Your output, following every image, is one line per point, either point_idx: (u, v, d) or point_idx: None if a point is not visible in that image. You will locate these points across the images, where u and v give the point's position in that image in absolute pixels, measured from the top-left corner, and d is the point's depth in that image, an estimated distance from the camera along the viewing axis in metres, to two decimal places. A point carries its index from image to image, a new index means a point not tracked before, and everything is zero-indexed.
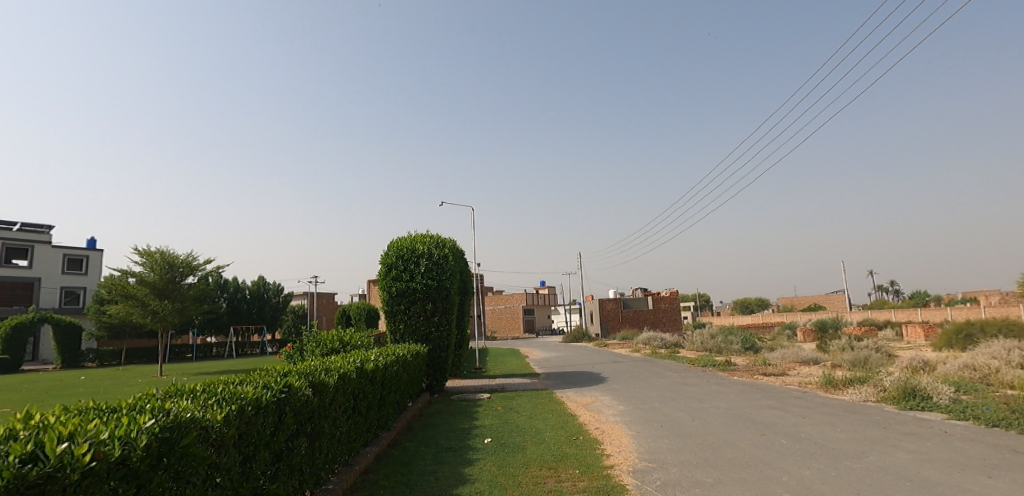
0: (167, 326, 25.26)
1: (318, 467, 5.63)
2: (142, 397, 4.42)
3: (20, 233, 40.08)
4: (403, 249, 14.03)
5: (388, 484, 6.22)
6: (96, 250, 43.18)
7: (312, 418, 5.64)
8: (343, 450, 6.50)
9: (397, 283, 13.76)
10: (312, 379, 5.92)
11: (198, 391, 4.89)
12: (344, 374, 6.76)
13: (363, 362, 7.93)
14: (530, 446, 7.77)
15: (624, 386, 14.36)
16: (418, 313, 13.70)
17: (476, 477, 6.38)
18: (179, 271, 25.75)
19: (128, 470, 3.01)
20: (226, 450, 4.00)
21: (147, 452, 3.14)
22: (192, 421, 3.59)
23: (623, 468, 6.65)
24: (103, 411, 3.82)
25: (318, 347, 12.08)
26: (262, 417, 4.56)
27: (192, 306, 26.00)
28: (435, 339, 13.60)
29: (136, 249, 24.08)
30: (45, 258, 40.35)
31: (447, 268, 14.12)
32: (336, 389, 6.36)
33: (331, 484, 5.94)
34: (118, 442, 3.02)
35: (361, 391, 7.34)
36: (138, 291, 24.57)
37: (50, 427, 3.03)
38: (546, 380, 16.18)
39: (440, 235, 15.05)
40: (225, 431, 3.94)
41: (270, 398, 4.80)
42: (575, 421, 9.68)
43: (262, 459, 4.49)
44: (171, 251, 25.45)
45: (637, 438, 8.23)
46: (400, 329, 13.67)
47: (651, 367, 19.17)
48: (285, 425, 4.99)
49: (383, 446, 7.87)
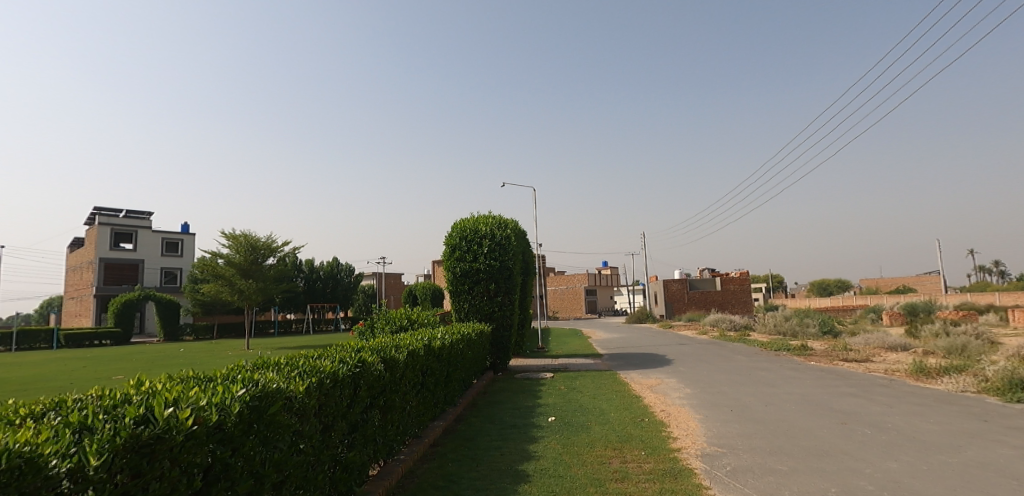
0: (252, 303, 26.97)
1: (390, 438, 5.91)
2: (234, 368, 4.78)
3: (124, 219, 43.72)
4: (466, 230, 14.25)
5: (455, 458, 6.45)
6: (190, 235, 46.47)
7: (385, 392, 5.91)
8: (413, 424, 6.78)
9: (460, 264, 14.02)
10: (384, 355, 6.19)
11: (282, 363, 5.24)
12: (412, 350, 7.02)
13: (430, 340, 8.19)
14: (594, 426, 7.79)
15: (691, 368, 14.08)
16: (482, 293, 13.92)
17: (540, 454, 6.48)
18: (261, 253, 27.26)
19: (224, 433, 3.28)
20: (308, 419, 4.26)
21: (240, 418, 3.42)
22: (277, 392, 3.87)
23: (691, 452, 6.56)
24: (201, 380, 4.15)
25: (387, 324, 12.56)
26: (339, 390, 4.82)
27: (272, 285, 27.52)
28: (498, 319, 13.81)
29: (223, 232, 25.75)
30: (147, 242, 43.80)
31: (510, 249, 14.22)
32: (405, 365, 6.60)
33: (403, 455, 6.26)
34: (215, 409, 3.30)
35: (429, 368, 7.60)
36: (226, 271, 26.31)
37: (158, 393, 3.34)
38: (609, 361, 16.09)
39: (502, 216, 15.14)
40: (307, 402, 4.22)
41: (345, 372, 5.06)
42: (639, 402, 9.62)
43: (340, 429, 4.77)
44: (253, 234, 27.00)
45: (705, 422, 8.09)
46: (464, 309, 13.95)
47: (719, 350, 18.69)
48: (360, 397, 5.25)
49: (450, 421, 8.14)
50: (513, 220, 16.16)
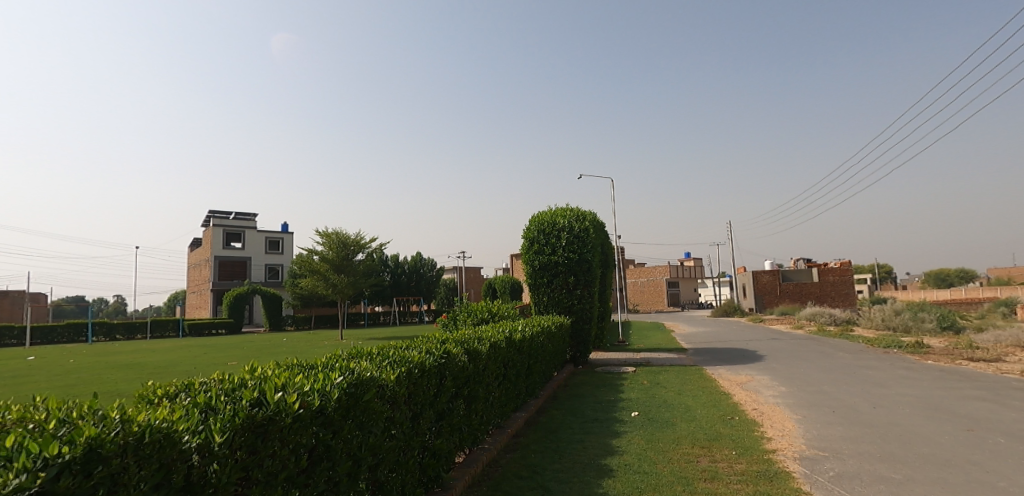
0: (344, 297, 28.49)
1: (474, 427, 6.09)
2: (332, 357, 5.12)
3: (233, 221, 47.54)
4: (544, 224, 14.30)
5: (538, 449, 6.55)
6: (289, 233, 49.69)
7: (469, 382, 6.10)
8: (496, 414, 6.95)
9: (539, 257, 14.11)
10: (467, 346, 6.38)
11: (375, 353, 5.54)
12: (494, 342, 7.17)
13: (511, 333, 8.33)
14: (680, 423, 7.64)
15: (786, 365, 13.40)
16: (561, 286, 13.94)
17: (624, 449, 6.46)
18: (351, 249, 28.70)
19: (326, 417, 3.54)
20: (399, 407, 4.49)
21: (339, 404, 3.68)
22: (371, 380, 4.12)
23: (788, 454, 6.29)
24: (304, 367, 4.49)
25: (469, 317, 12.88)
26: (426, 379, 5.04)
27: (362, 280, 28.92)
28: (578, 312, 13.78)
29: (317, 230, 27.37)
30: (254, 241, 47.31)
31: (588, 241, 14.12)
32: (488, 357, 6.77)
33: (487, 444, 6.44)
34: (317, 394, 3.57)
35: (510, 360, 7.74)
36: (321, 267, 27.95)
37: (269, 378, 3.65)
38: (695, 356, 15.64)
39: (580, 208, 15.06)
40: (398, 390, 4.45)
41: (432, 362, 5.28)
42: (729, 400, 9.31)
43: (428, 417, 4.98)
44: (344, 232, 28.46)
45: (804, 423, 7.70)
46: (543, 301, 14.04)
47: (819, 346, 17.62)
48: (445, 387, 5.45)
49: (531, 413, 8.26)
50: (591, 212, 16.01)
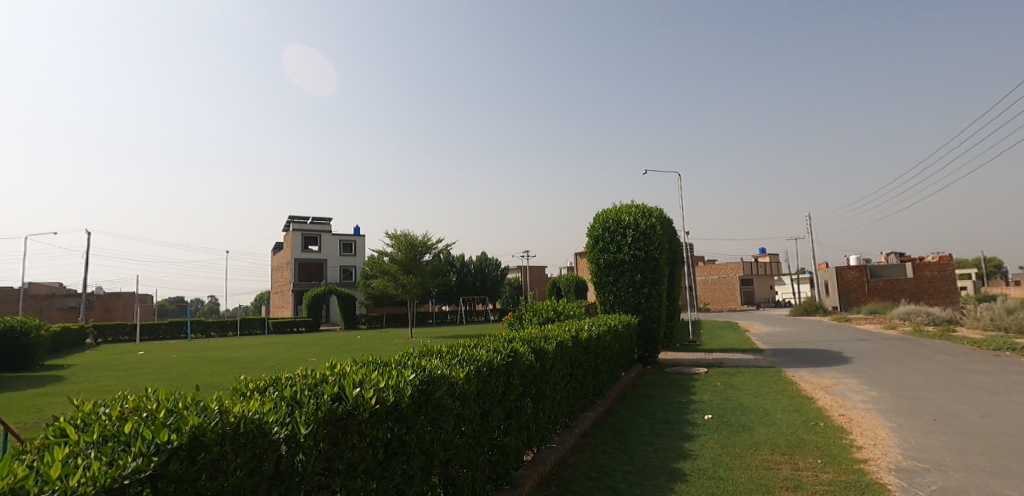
0: (414, 296, 29.31)
1: (542, 426, 6.14)
2: (404, 354, 5.29)
3: (311, 226, 50.00)
4: (609, 221, 14.15)
5: (606, 450, 6.52)
6: (361, 236, 51.64)
7: (536, 382, 6.15)
8: (563, 414, 6.97)
9: (604, 255, 13.98)
10: (534, 345, 6.43)
11: (444, 351, 5.69)
12: (561, 342, 7.19)
13: (577, 332, 8.32)
14: (758, 428, 7.36)
15: (876, 368, 12.60)
16: (627, 285, 13.76)
17: (697, 453, 6.31)
18: (419, 250, 29.47)
19: (400, 413, 3.68)
20: (469, 404, 4.60)
21: (412, 400, 3.81)
22: (442, 378, 4.24)
23: (881, 464, 5.93)
24: (379, 364, 4.68)
25: (534, 316, 12.94)
26: (494, 377, 5.13)
27: (430, 280, 29.65)
28: (646, 311, 13.56)
29: (386, 232, 28.32)
30: (330, 244, 49.45)
31: (655, 238, 13.84)
32: (555, 356, 6.80)
33: (555, 443, 6.46)
34: (392, 390, 3.72)
35: (577, 359, 7.73)
36: (391, 268, 28.90)
37: (347, 375, 3.84)
38: (773, 357, 15.00)
39: (646, 204, 14.79)
40: (467, 388, 4.55)
41: (500, 361, 5.36)
42: (812, 404, 8.88)
43: (496, 415, 5.06)
44: (412, 233, 29.27)
45: (898, 431, 7.23)
46: (610, 300, 13.90)
47: (913, 348, 16.42)
48: (513, 386, 5.52)
49: (599, 413, 8.21)
50: (658, 209, 15.68)
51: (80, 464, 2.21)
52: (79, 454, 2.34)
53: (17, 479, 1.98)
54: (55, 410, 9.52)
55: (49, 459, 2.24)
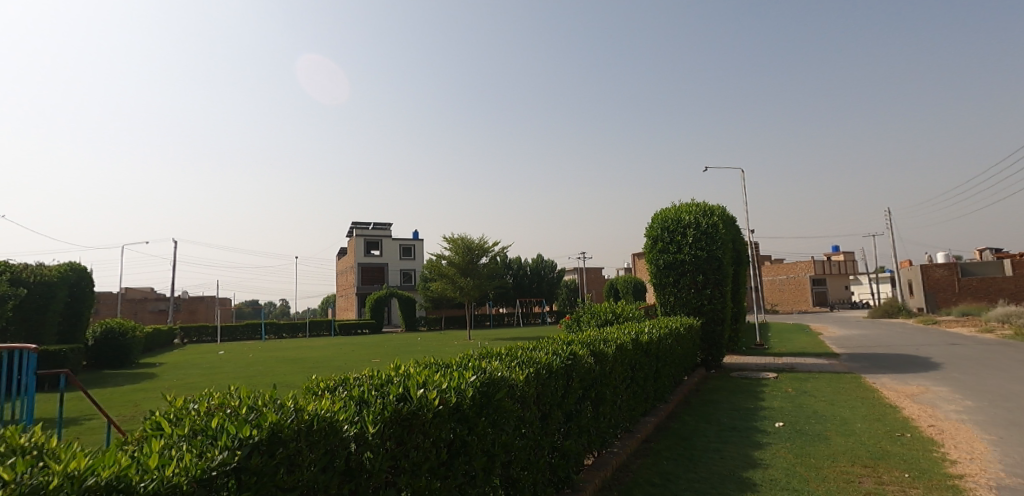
0: (471, 299, 29.65)
1: (602, 430, 6.06)
2: (464, 356, 5.35)
3: (372, 231, 51.55)
4: (668, 221, 13.83)
5: (670, 456, 6.37)
6: (420, 240, 52.72)
7: (596, 385, 6.07)
8: (624, 418, 6.86)
9: (664, 256, 13.66)
10: (593, 348, 6.37)
11: (504, 353, 5.72)
12: (621, 345, 7.08)
13: (638, 334, 8.18)
14: (836, 438, 6.99)
15: (968, 376, 11.70)
16: (689, 285, 13.40)
17: (769, 462, 6.06)
18: (475, 253, 29.78)
19: (461, 413, 3.72)
20: (528, 407, 4.60)
21: (473, 401, 3.85)
22: (502, 380, 4.26)
23: (977, 481, 5.51)
24: (440, 365, 4.75)
25: (593, 318, 12.81)
26: (554, 380, 5.11)
27: (486, 282, 29.91)
28: (709, 313, 13.16)
29: (443, 236, 28.81)
30: (390, 248, 50.79)
31: (718, 238, 13.38)
32: (615, 359, 6.70)
33: (616, 448, 6.37)
34: (453, 392, 3.76)
35: (638, 363, 7.59)
36: (449, 271, 29.36)
37: (411, 376, 3.92)
38: (850, 363, 14.21)
39: (707, 203, 14.35)
40: (527, 390, 4.55)
41: (559, 364, 5.34)
42: (896, 413, 8.34)
43: (556, 418, 5.03)
44: (468, 237, 29.63)
45: (997, 445, 6.69)
46: (670, 302, 13.57)
47: (1011, 354, 15.13)
48: (573, 389, 5.48)
49: (662, 418, 8.03)
50: (720, 207, 15.18)
51: (174, 455, 2.36)
52: (173, 446, 2.49)
53: (122, 467, 2.13)
54: (149, 405, 10.26)
55: (147, 450, 2.40)
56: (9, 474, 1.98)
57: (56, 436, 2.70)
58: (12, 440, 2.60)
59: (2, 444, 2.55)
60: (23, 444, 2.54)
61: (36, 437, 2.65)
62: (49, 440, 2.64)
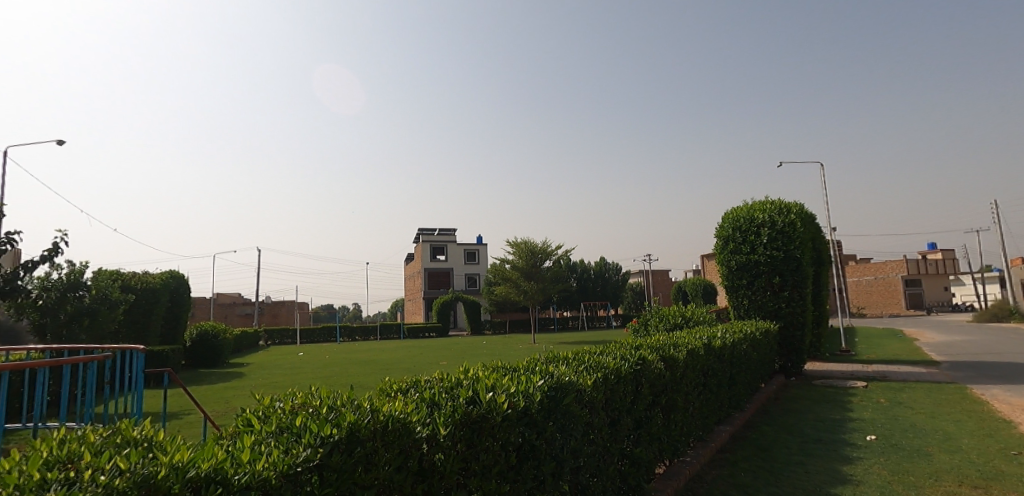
0: (536, 303, 29.65)
1: (674, 438, 5.86)
2: (531, 360, 5.32)
3: (438, 236, 52.60)
4: (740, 220, 13.29)
5: (748, 468, 6.08)
6: (484, 244, 53.30)
7: (666, 391, 5.88)
8: (697, 426, 6.61)
9: (735, 257, 13.14)
10: (663, 353, 6.18)
11: (571, 358, 5.64)
12: (692, 350, 6.83)
13: (710, 339, 7.87)
14: (937, 454, 6.44)
15: None
16: (764, 288, 12.79)
17: (859, 478, 5.66)
18: (539, 256, 29.76)
19: (530, 418, 3.69)
20: (597, 412, 4.50)
21: (541, 405, 3.81)
22: (570, 384, 4.19)
23: None
24: (507, 369, 4.74)
25: (661, 322, 12.47)
26: (622, 385, 4.98)
27: (550, 286, 29.82)
28: (786, 316, 12.53)
29: (507, 240, 28.99)
30: (455, 253, 51.67)
31: (795, 237, 12.72)
32: (686, 365, 6.47)
33: (689, 457, 6.15)
34: (522, 396, 3.73)
35: (711, 369, 7.31)
36: (513, 275, 29.48)
37: (480, 379, 3.93)
38: (950, 372, 13.10)
39: (783, 200, 13.69)
40: (595, 396, 4.46)
41: (628, 369, 5.21)
42: (1007, 429, 7.60)
43: (626, 424, 4.91)
44: (532, 241, 29.65)
45: None
46: (744, 305, 13.03)
47: None
48: (642, 395, 5.33)
49: (738, 427, 7.70)
50: (798, 205, 14.42)
51: (264, 450, 2.45)
52: (261, 442, 2.60)
53: (217, 460, 2.23)
54: (240, 402, 10.91)
55: (240, 445, 2.50)
56: (123, 463, 2.10)
57: (161, 431, 2.88)
58: (125, 433, 2.79)
59: (117, 436, 2.75)
60: (135, 436, 2.72)
61: (144, 431, 2.83)
62: (156, 434, 2.82)
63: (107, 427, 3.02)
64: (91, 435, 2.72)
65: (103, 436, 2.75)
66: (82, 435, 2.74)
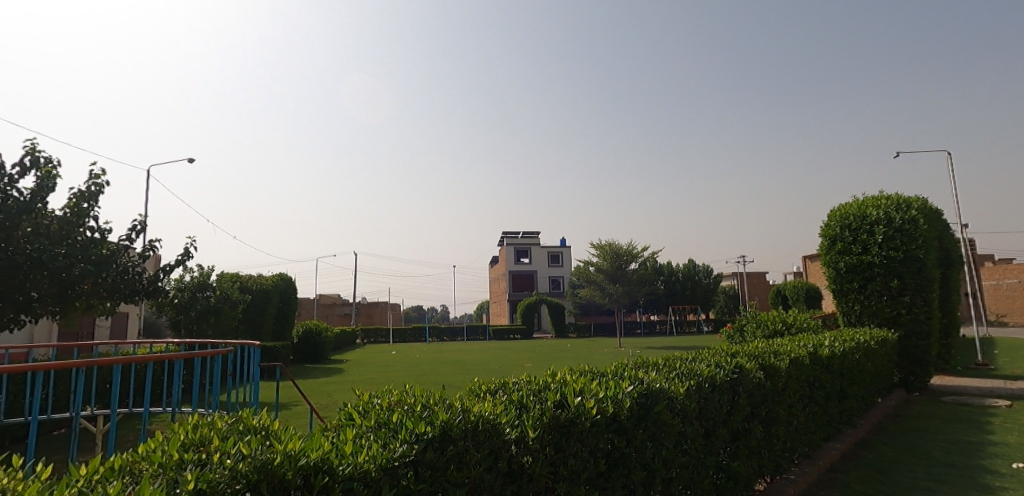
0: (621, 306, 29.01)
1: (777, 454, 5.43)
2: (619, 365, 5.11)
3: (522, 240, 52.92)
4: (850, 218, 12.21)
5: (863, 491, 5.52)
6: (567, 247, 52.96)
7: (767, 402, 5.46)
8: (802, 442, 6.10)
9: (845, 258, 12.10)
10: (763, 361, 5.74)
11: (661, 364, 5.36)
12: (796, 358, 6.31)
13: (816, 348, 7.25)
14: None
15: None
16: (879, 292, 11.69)
17: None
18: (624, 259, 29.11)
19: (619, 424, 3.50)
20: (691, 422, 4.22)
21: (631, 412, 3.61)
22: (661, 390, 3.95)
23: None
24: (594, 374, 4.57)
25: (759, 328, 11.71)
26: (718, 394, 4.66)
27: (636, 289, 29.06)
28: (907, 323, 11.44)
29: (591, 242, 28.57)
30: (539, 256, 51.74)
31: (917, 235, 11.55)
32: (789, 375, 5.98)
33: (793, 475, 5.68)
34: (610, 401, 3.55)
35: (818, 380, 6.73)
36: (597, 277, 29.01)
37: (567, 383, 3.80)
38: None
39: (900, 194, 12.45)
40: (688, 404, 4.19)
41: (724, 377, 4.87)
42: None
43: (722, 436, 4.58)
44: (616, 243, 29.06)
45: None
46: (855, 312, 11.94)
47: None
48: (741, 406, 4.97)
49: (850, 445, 7.04)
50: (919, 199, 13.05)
51: (364, 443, 2.46)
52: (362, 435, 2.62)
53: (326, 450, 2.24)
54: (339, 397, 11.44)
55: (344, 437, 2.52)
56: (244, 448, 2.16)
57: (276, 419, 2.99)
58: (247, 421, 2.91)
59: (240, 424, 2.87)
60: (254, 424, 2.83)
61: (262, 419, 2.94)
62: (272, 423, 2.92)
63: (228, 416, 3.17)
64: (218, 421, 2.86)
65: (228, 423, 2.89)
66: (211, 421, 2.88)
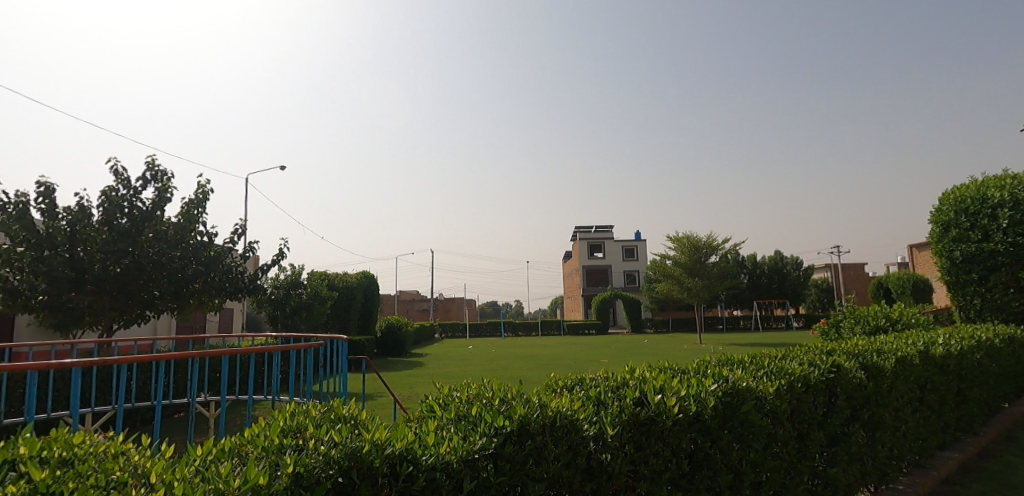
0: (701, 300, 28.07)
1: (880, 460, 5.08)
2: (704, 363, 4.96)
3: (595, 233, 52.39)
4: (968, 201, 11.04)
5: None
6: (642, 240, 51.85)
7: (868, 405, 5.12)
8: (910, 448, 5.67)
9: (961, 245, 11.09)
10: (863, 360, 5.38)
11: (748, 361, 5.16)
12: (902, 358, 5.87)
13: (927, 346, 6.68)
14: None
15: None
16: (1004, 283, 10.60)
17: None
18: (703, 252, 28.15)
19: (702, 424, 3.41)
20: (782, 423, 4.03)
21: (715, 412, 3.50)
22: (749, 390, 3.79)
23: None
24: (678, 371, 4.47)
25: (858, 324, 10.97)
26: (811, 395, 4.43)
27: (717, 283, 28.03)
28: None
29: (668, 235, 27.80)
30: (613, 250, 51.01)
31: None
32: (894, 375, 5.57)
33: (901, 485, 5.30)
34: (693, 400, 3.46)
35: (929, 382, 6.21)
36: (676, 271, 28.22)
37: (647, 380, 3.74)
38: None
39: None
40: (778, 405, 4.00)
41: (818, 376, 4.61)
42: None
43: (817, 439, 4.34)
44: (694, 235, 28.13)
45: None
46: (977, 306, 11.04)
47: None
48: (837, 408, 4.70)
49: (970, 454, 6.45)
50: None
51: (445, 435, 2.55)
52: (443, 427, 2.71)
53: (408, 440, 2.34)
54: (424, 390, 11.82)
55: (426, 428, 2.63)
56: (337, 436, 2.30)
57: (365, 409, 3.15)
58: (337, 410, 3.09)
59: (332, 412, 3.05)
60: (344, 413, 3.00)
61: (352, 409, 3.11)
62: (361, 412, 3.08)
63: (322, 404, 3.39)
64: (312, 409, 3.06)
65: (321, 411, 3.08)
66: (305, 409, 3.09)
